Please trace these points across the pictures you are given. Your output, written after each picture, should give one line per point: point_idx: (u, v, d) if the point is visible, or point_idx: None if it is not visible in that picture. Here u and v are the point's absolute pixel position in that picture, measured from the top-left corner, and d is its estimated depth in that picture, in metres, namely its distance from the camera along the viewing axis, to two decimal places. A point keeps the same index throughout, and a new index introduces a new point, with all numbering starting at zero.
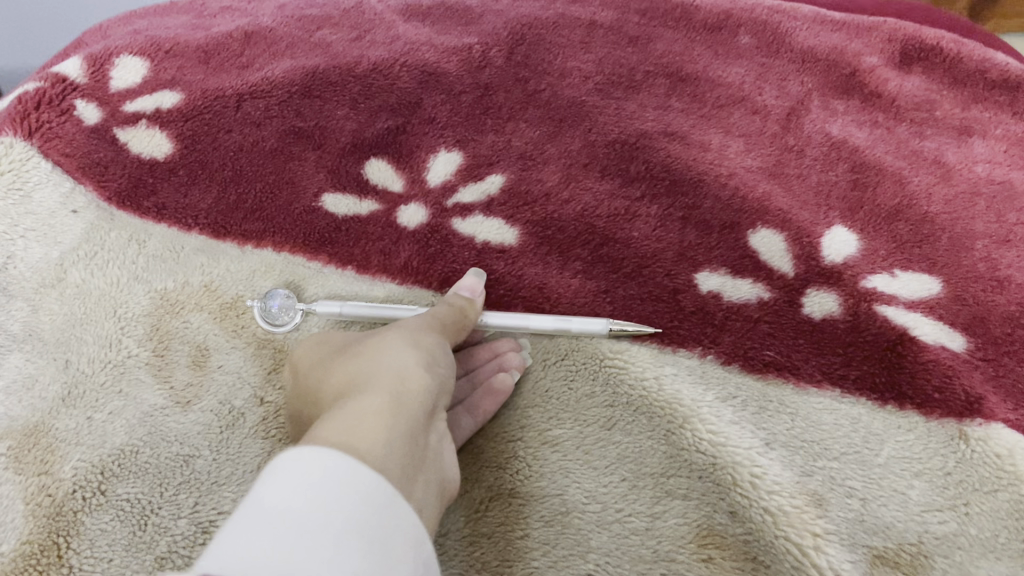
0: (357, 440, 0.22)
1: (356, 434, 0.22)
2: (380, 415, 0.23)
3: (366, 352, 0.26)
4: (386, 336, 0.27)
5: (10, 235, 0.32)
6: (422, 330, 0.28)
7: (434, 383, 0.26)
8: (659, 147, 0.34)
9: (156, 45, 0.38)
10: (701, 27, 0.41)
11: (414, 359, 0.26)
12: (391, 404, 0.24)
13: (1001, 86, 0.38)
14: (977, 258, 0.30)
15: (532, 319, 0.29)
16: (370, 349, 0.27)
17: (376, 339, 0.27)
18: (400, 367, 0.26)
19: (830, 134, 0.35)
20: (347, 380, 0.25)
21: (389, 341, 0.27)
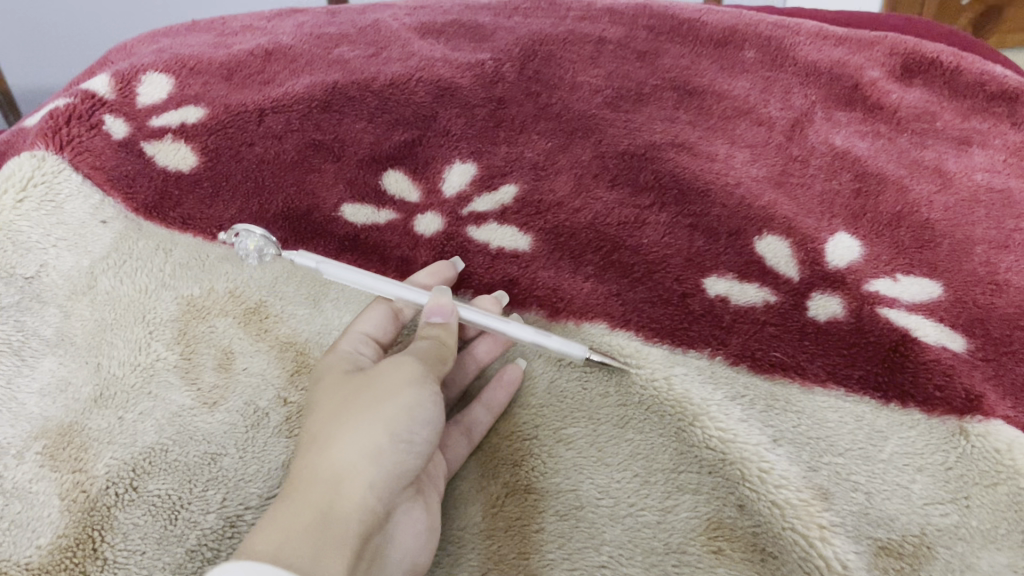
0: (294, 561, 0.22)
1: (294, 552, 0.22)
2: (323, 524, 0.23)
3: (338, 416, 0.26)
4: (365, 395, 0.27)
5: (44, 244, 0.34)
6: (401, 390, 0.27)
7: (397, 466, 0.26)
8: (667, 158, 0.35)
9: (181, 64, 0.40)
10: (707, 42, 0.42)
11: (382, 436, 0.26)
12: (340, 500, 0.24)
13: (999, 97, 0.39)
14: (976, 262, 0.31)
15: (512, 327, 0.30)
16: (342, 412, 0.26)
17: (354, 397, 0.27)
18: (363, 450, 0.25)
19: (833, 144, 0.36)
20: (311, 453, 0.25)
21: (364, 407, 0.26)
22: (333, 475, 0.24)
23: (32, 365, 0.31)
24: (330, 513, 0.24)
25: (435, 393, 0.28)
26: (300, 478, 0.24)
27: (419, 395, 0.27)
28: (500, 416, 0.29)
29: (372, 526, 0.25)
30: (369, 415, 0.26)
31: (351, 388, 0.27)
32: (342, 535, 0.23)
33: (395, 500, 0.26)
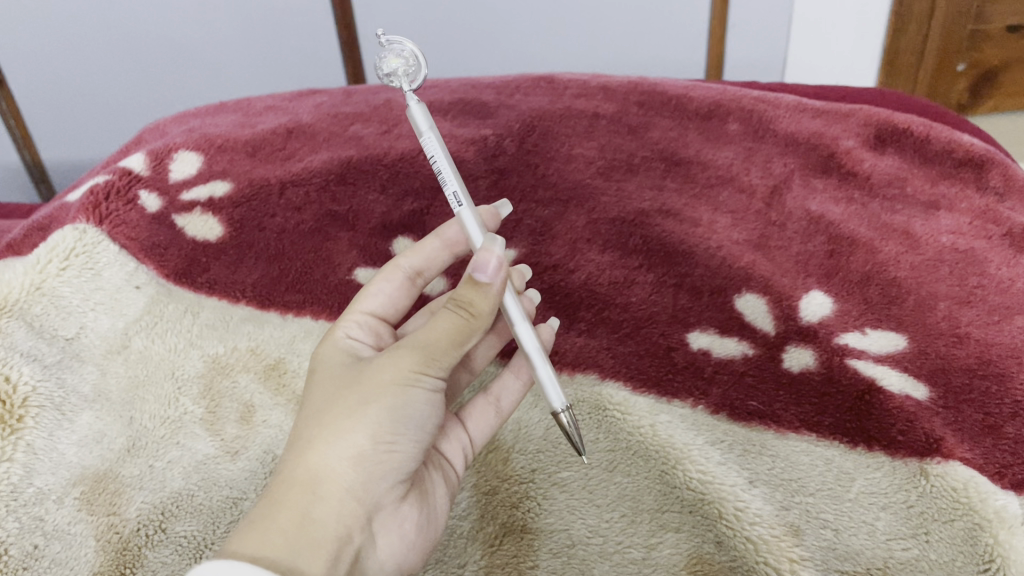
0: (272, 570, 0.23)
1: (272, 560, 0.23)
2: (302, 532, 0.24)
3: (324, 413, 0.27)
4: (351, 394, 0.27)
5: (83, 308, 0.37)
6: (390, 390, 0.27)
7: (378, 469, 0.27)
8: (655, 224, 0.38)
9: (209, 142, 0.44)
10: (694, 116, 0.46)
11: (364, 439, 0.26)
12: (318, 503, 0.25)
13: (966, 165, 0.42)
14: (939, 317, 0.34)
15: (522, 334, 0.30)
16: (329, 412, 0.27)
17: (341, 396, 0.27)
18: (346, 454, 0.26)
19: (810, 210, 0.39)
20: (297, 454, 0.26)
21: (350, 407, 0.26)
22: (314, 479, 0.25)
23: (71, 419, 0.33)
24: (309, 520, 0.25)
25: (428, 389, 0.27)
26: (280, 481, 0.25)
27: (408, 396, 0.27)
28: (499, 461, 0.32)
29: (352, 526, 0.26)
30: (354, 415, 0.26)
31: (342, 385, 0.27)
32: (320, 543, 0.24)
33: (377, 504, 0.27)
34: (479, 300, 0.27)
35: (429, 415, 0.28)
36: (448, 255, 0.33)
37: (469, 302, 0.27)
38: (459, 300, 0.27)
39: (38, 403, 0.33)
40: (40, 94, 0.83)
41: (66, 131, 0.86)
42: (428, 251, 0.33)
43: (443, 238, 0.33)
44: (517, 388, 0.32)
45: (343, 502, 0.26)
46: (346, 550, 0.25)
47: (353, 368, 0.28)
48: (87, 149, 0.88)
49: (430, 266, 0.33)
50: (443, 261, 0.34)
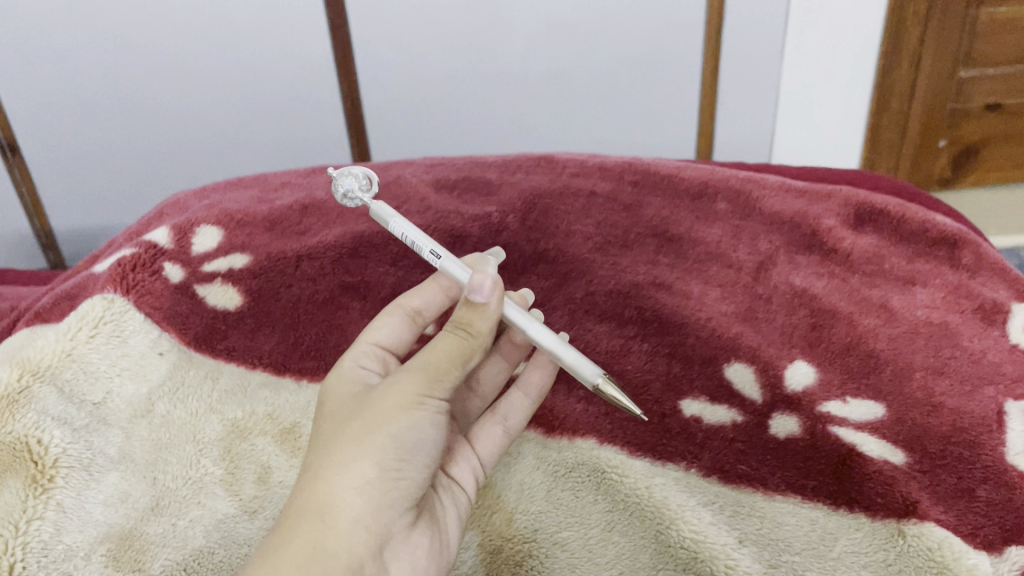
0: None
1: None
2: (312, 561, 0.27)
3: (335, 444, 0.30)
4: (357, 424, 0.30)
5: (110, 373, 0.39)
6: (393, 417, 0.30)
7: (384, 495, 0.29)
8: (649, 296, 0.41)
9: (229, 217, 0.47)
10: (684, 195, 0.49)
11: (372, 467, 0.29)
12: (329, 532, 0.28)
13: (939, 243, 0.45)
14: (914, 386, 0.36)
15: (537, 331, 0.34)
16: (336, 442, 0.29)
17: (349, 426, 0.30)
18: (356, 483, 0.29)
19: (794, 284, 0.42)
20: (310, 485, 0.29)
21: (357, 437, 0.29)
22: (325, 509, 0.28)
23: (98, 478, 0.35)
24: (320, 547, 0.27)
25: (429, 413, 0.31)
26: (294, 511, 0.28)
27: (411, 421, 0.30)
28: (503, 521, 0.34)
29: (363, 551, 0.28)
30: (361, 445, 0.29)
31: (349, 416, 0.31)
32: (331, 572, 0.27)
33: (388, 529, 0.29)
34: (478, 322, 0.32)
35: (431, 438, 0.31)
36: (445, 297, 0.37)
37: (469, 324, 0.32)
38: (459, 322, 0.32)
39: (67, 464, 0.35)
40: (71, 153, 0.91)
41: (92, 189, 0.94)
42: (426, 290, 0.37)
43: (440, 283, 0.37)
44: (524, 406, 0.36)
45: (352, 529, 0.28)
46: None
47: (359, 398, 0.32)
48: (109, 202, 0.96)
49: (429, 305, 0.37)
50: (441, 303, 0.37)
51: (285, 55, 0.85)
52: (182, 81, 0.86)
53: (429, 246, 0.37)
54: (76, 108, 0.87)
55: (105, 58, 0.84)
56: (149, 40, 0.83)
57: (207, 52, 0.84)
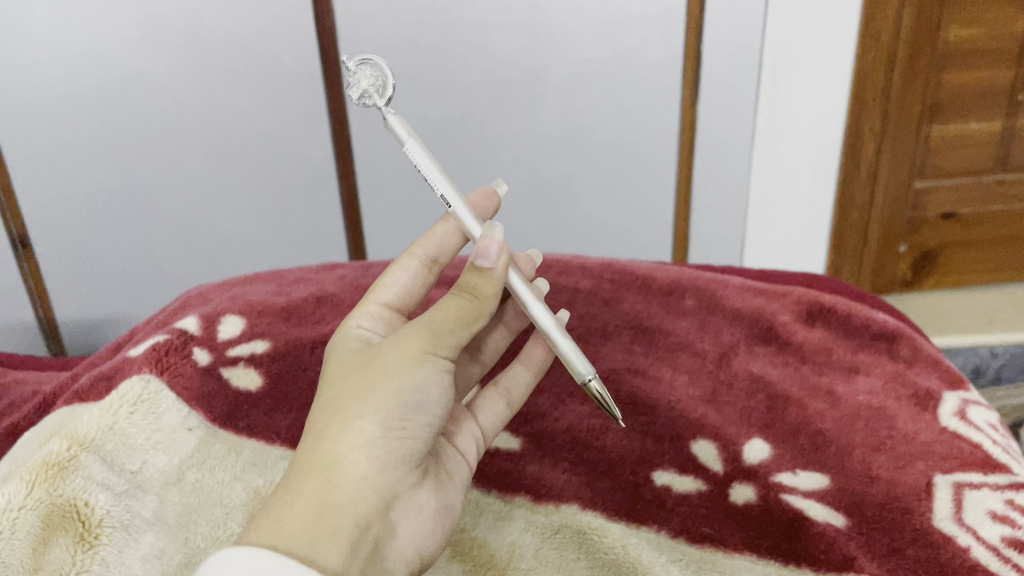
0: (294, 542, 0.30)
1: (295, 539, 0.30)
2: (322, 507, 0.32)
3: (342, 404, 0.35)
4: (362, 387, 0.35)
5: (146, 446, 0.43)
6: (396, 378, 0.35)
7: (384, 446, 0.35)
8: (625, 381, 0.46)
9: (251, 308, 0.53)
10: (657, 291, 0.55)
11: (377, 423, 0.35)
12: (336, 482, 0.33)
13: (881, 337, 0.51)
14: (855, 460, 0.41)
15: (541, 317, 0.40)
16: (343, 403, 0.35)
17: (355, 388, 0.35)
18: (361, 438, 0.34)
19: (752, 372, 0.47)
20: (321, 439, 0.34)
21: (360, 398, 0.35)
22: (333, 462, 0.33)
23: (136, 538, 0.40)
24: (329, 494, 0.32)
25: (431, 369, 0.36)
26: (306, 463, 0.33)
27: (411, 381, 0.35)
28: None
29: (366, 496, 0.34)
30: (365, 403, 0.35)
31: (355, 378, 0.36)
32: (339, 512, 0.32)
33: (388, 476, 0.35)
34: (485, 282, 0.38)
35: (431, 391, 0.36)
36: (451, 243, 0.44)
37: (474, 286, 0.37)
38: (464, 287, 0.37)
39: (111, 524, 0.40)
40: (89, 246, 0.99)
41: (106, 279, 1.02)
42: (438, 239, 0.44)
43: (446, 230, 0.44)
44: (526, 381, 0.44)
45: (356, 477, 0.33)
46: (362, 513, 0.33)
47: (364, 360, 0.37)
48: (113, 297, 1.04)
49: (441, 254, 0.44)
50: (446, 252, 0.44)
51: (274, 155, 0.95)
52: (179, 183, 0.96)
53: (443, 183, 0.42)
54: (81, 210, 0.97)
55: (108, 164, 0.94)
56: (150, 147, 0.93)
57: (206, 155, 0.94)
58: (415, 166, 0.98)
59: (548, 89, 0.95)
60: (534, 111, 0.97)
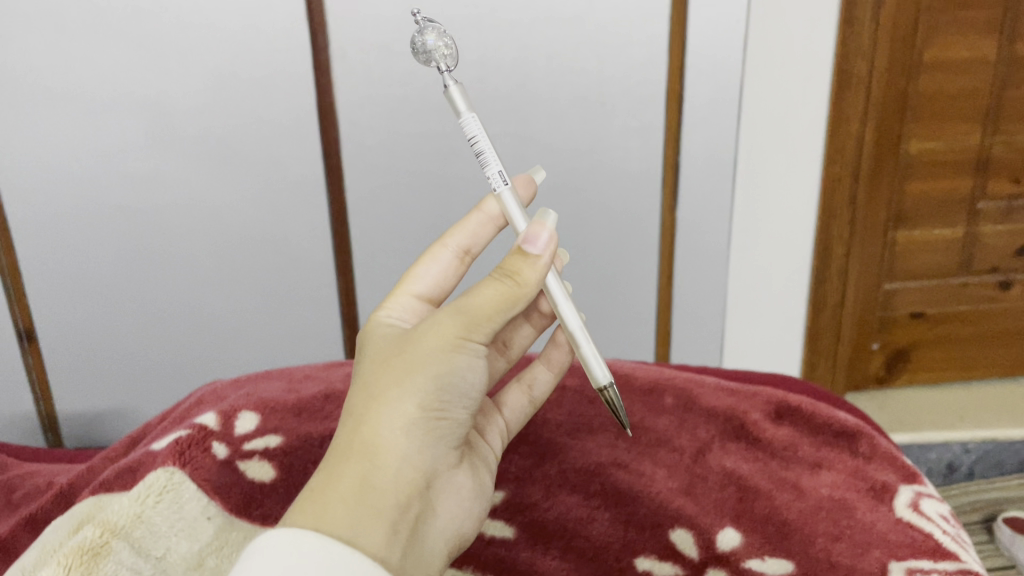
0: (342, 523, 0.37)
1: (341, 520, 0.37)
2: (363, 486, 0.38)
3: (383, 388, 0.41)
4: (400, 372, 0.41)
5: (170, 532, 0.48)
6: (432, 364, 0.41)
7: (417, 427, 0.41)
8: (610, 475, 0.51)
9: (264, 404, 0.57)
10: (638, 389, 0.60)
11: (414, 406, 0.41)
12: (375, 462, 0.39)
13: (842, 434, 0.56)
14: (816, 547, 0.46)
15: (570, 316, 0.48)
16: (382, 388, 0.41)
17: (395, 373, 0.41)
18: (398, 422, 0.40)
19: (725, 466, 0.52)
20: (362, 425, 0.40)
21: (399, 384, 0.41)
22: (371, 445, 0.39)
23: None
24: (369, 473, 0.39)
25: (464, 353, 0.42)
26: (349, 444, 0.40)
27: (445, 367, 0.41)
28: None
29: (400, 471, 0.40)
30: (405, 390, 0.41)
31: (394, 364, 0.42)
32: (378, 490, 0.39)
33: (419, 451, 0.41)
34: (527, 273, 0.44)
35: (462, 372, 0.42)
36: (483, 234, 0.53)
37: (517, 272, 0.43)
38: (504, 274, 0.43)
39: None
40: (94, 342, 1.03)
41: (109, 374, 1.06)
42: (472, 228, 0.53)
43: (479, 223, 0.53)
44: (547, 379, 0.54)
45: (392, 457, 0.40)
46: (398, 486, 0.40)
47: (402, 344, 0.43)
48: (112, 391, 1.07)
49: (473, 244, 0.53)
50: (478, 242, 0.53)
51: (275, 254, 1.01)
52: (183, 281, 1.01)
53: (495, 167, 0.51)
54: (86, 307, 1.01)
55: (116, 264, 0.99)
56: (157, 248, 0.99)
57: (210, 252, 1.00)
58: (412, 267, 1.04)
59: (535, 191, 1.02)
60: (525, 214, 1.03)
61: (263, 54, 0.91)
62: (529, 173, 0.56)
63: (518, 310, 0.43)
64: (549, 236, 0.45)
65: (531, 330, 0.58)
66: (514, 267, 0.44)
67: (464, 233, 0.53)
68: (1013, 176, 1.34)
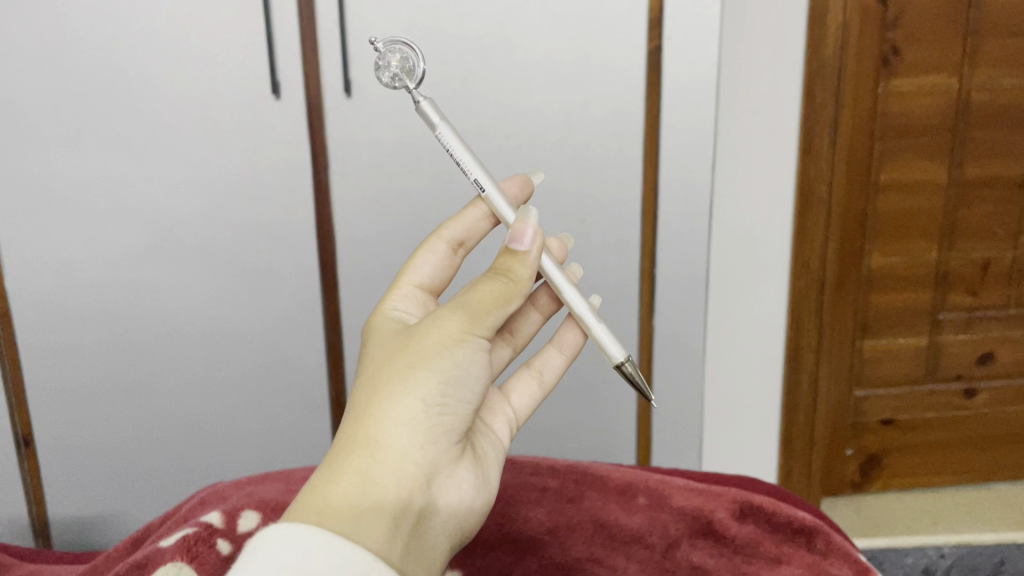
0: (350, 503, 0.46)
1: (350, 500, 0.46)
2: (368, 472, 0.47)
3: (386, 390, 0.50)
4: (398, 376, 0.51)
5: None
6: (427, 364, 0.51)
7: (416, 421, 0.50)
8: (586, 570, 0.56)
9: (266, 504, 0.61)
10: (613, 490, 0.64)
11: (410, 408, 0.50)
12: (379, 452, 0.48)
13: (801, 532, 0.61)
14: None
15: (576, 300, 0.63)
16: (383, 389, 0.50)
17: (395, 375, 0.51)
18: (399, 415, 0.50)
19: (691, 561, 0.57)
20: (369, 420, 0.49)
21: (399, 384, 0.50)
22: (375, 437, 0.49)
23: None
24: (374, 459, 0.48)
25: (459, 352, 0.52)
26: (358, 438, 0.49)
27: (438, 367, 0.51)
28: None
29: (402, 458, 0.49)
30: (403, 393, 0.50)
31: (395, 367, 0.51)
32: (382, 473, 0.48)
33: (421, 440, 0.50)
34: (519, 269, 0.55)
35: (456, 369, 0.52)
36: (470, 233, 0.67)
37: (507, 271, 0.55)
38: (495, 277, 0.55)
39: None
40: (92, 446, 1.07)
41: (106, 479, 1.08)
42: (463, 224, 0.66)
43: (466, 224, 0.67)
44: (555, 366, 0.69)
45: (395, 446, 0.49)
46: (401, 470, 0.49)
47: (401, 351, 0.53)
48: (106, 496, 1.09)
49: (462, 237, 0.67)
50: (465, 236, 0.67)
51: (270, 359, 1.06)
52: (181, 386, 1.06)
53: (473, 164, 0.63)
54: (85, 411, 1.05)
55: (116, 369, 1.04)
56: (157, 354, 1.04)
57: (210, 359, 1.05)
58: None
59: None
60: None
61: (267, 172, 0.98)
62: (528, 176, 0.68)
63: (510, 304, 0.55)
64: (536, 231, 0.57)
65: (536, 317, 0.71)
66: (507, 265, 0.55)
67: (455, 229, 0.66)
68: (971, 289, 1.42)
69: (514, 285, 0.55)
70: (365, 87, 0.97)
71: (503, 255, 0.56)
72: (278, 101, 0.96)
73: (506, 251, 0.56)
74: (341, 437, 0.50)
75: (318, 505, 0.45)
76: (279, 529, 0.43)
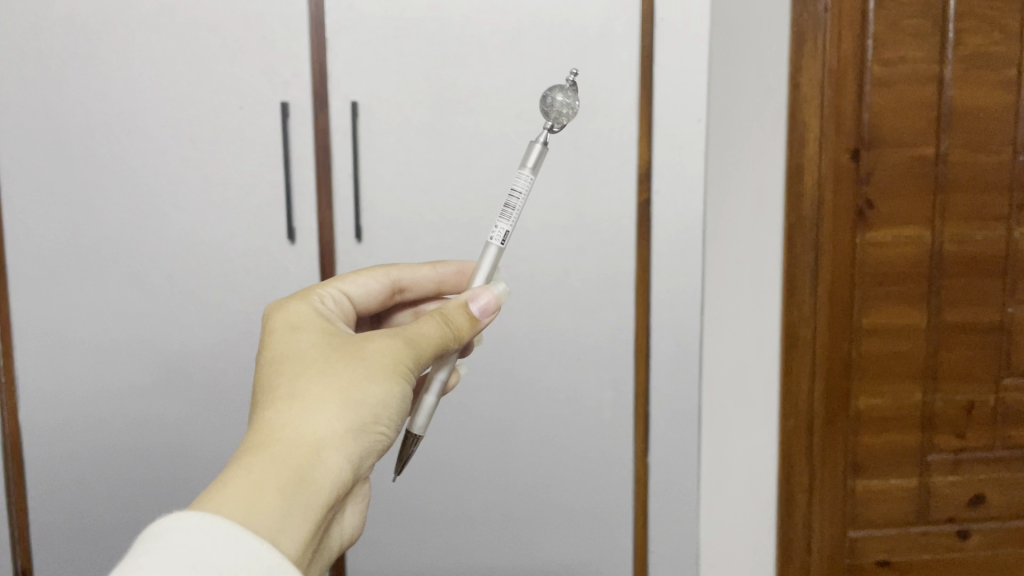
0: (286, 496, 0.49)
1: (287, 493, 0.50)
2: (307, 470, 0.52)
3: (339, 396, 0.55)
4: (353, 390, 0.56)
5: None
6: (380, 387, 0.57)
7: (356, 434, 0.55)
8: None
9: None
10: None
11: (352, 420, 0.55)
12: (320, 455, 0.53)
13: None
14: None
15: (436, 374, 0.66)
16: (336, 396, 0.55)
17: (347, 386, 0.56)
18: (346, 426, 0.55)
19: None
20: (319, 422, 0.54)
21: (352, 397, 0.56)
22: (322, 440, 0.53)
23: None
24: (314, 459, 0.52)
25: (404, 382, 0.59)
26: (305, 436, 0.53)
27: (387, 390, 0.57)
28: None
29: (339, 463, 0.54)
30: (350, 404, 0.55)
31: (348, 378, 0.56)
32: (319, 474, 0.52)
33: (355, 451, 0.56)
34: (462, 323, 0.64)
35: (399, 397, 0.58)
36: (415, 280, 0.77)
37: (458, 324, 0.64)
38: (448, 324, 0.63)
39: None
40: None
41: None
42: (413, 272, 0.77)
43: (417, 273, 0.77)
44: None
45: (335, 452, 0.54)
46: (337, 474, 0.54)
47: (353, 362, 0.58)
48: None
49: (404, 279, 0.77)
50: (412, 279, 0.77)
51: None
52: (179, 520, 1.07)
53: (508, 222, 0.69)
54: (82, 542, 1.06)
55: (117, 501, 1.06)
56: (157, 485, 1.06)
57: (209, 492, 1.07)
58: (403, 509, 1.11)
59: (517, 434, 1.12)
60: (510, 455, 1.12)
61: None
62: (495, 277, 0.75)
63: (449, 341, 0.63)
64: (496, 308, 0.67)
65: None
66: (456, 317, 0.64)
67: (403, 274, 0.76)
68: (957, 431, 1.45)
69: (454, 335, 0.64)
70: (374, 234, 1.05)
71: (461, 309, 0.65)
72: (293, 247, 1.03)
73: (461, 305, 0.65)
74: (278, 425, 0.53)
75: (253, 495, 0.48)
76: (185, 518, 0.45)
